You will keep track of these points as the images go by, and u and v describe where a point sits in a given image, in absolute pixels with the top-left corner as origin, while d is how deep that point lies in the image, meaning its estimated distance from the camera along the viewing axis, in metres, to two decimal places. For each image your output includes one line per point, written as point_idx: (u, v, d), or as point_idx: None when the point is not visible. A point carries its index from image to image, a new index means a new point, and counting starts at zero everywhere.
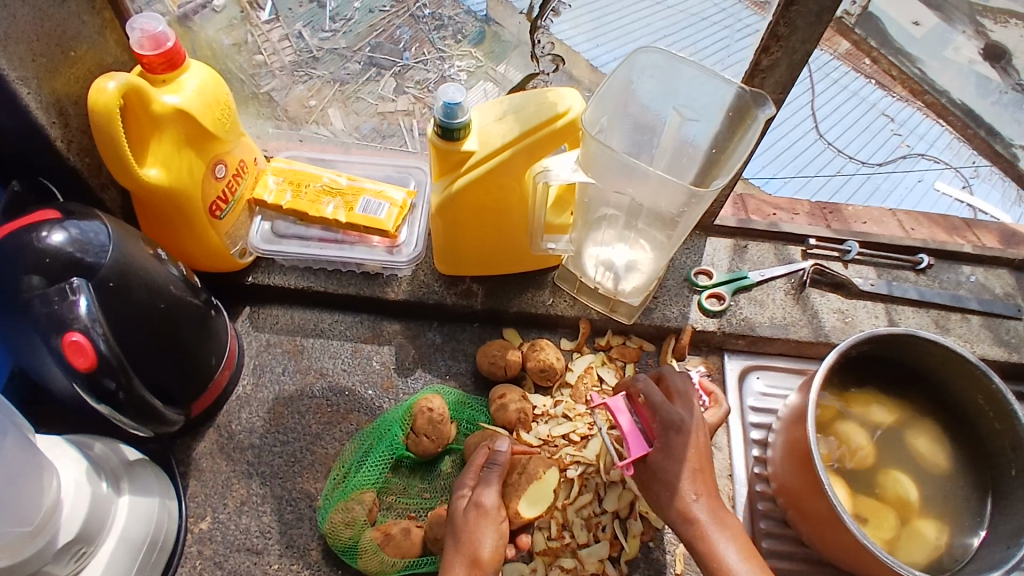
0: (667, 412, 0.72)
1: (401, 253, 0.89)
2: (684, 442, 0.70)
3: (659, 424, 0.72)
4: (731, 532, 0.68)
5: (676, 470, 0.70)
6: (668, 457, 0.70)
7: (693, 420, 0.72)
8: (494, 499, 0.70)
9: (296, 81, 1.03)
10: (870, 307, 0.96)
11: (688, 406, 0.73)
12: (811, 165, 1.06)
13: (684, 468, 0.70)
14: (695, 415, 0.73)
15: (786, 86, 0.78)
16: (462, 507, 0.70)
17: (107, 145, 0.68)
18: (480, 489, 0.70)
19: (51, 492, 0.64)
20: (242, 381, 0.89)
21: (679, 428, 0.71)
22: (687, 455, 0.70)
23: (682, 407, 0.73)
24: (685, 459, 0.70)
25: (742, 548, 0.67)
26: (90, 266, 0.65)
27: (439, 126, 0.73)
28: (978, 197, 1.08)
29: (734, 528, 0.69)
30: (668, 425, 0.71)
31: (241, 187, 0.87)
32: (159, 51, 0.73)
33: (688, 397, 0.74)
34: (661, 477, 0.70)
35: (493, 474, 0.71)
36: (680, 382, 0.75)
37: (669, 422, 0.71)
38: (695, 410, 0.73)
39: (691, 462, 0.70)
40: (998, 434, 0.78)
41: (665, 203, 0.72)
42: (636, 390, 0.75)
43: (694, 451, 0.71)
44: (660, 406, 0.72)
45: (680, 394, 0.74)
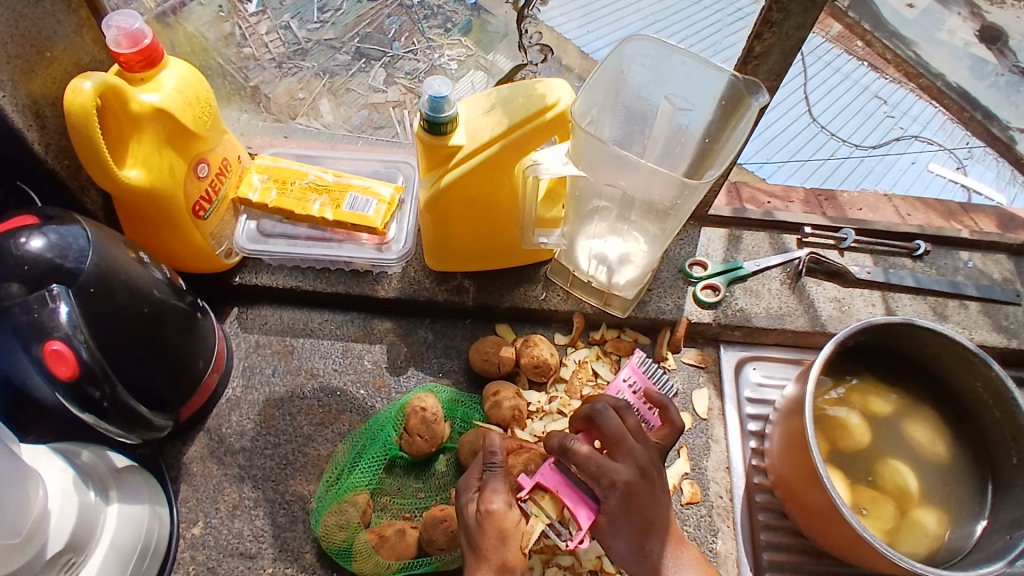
0: (603, 474, 0.67)
1: (390, 250, 0.88)
2: (629, 503, 0.67)
3: (599, 487, 0.67)
4: (691, 564, 0.71)
5: (628, 532, 0.68)
6: (614, 520, 0.68)
7: (635, 476, 0.68)
8: (502, 501, 0.68)
9: (284, 74, 1.01)
10: (866, 295, 0.95)
11: (628, 456, 0.69)
12: (804, 149, 1.08)
13: (633, 529, 0.68)
14: (637, 463, 0.69)
15: (780, 74, 0.76)
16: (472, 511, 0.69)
17: (84, 146, 0.67)
18: (488, 494, 0.68)
19: (38, 502, 0.63)
20: (232, 383, 0.88)
21: (622, 488, 0.67)
22: (634, 515, 0.68)
23: (621, 462, 0.69)
24: (634, 519, 0.68)
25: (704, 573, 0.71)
26: (70, 272, 0.64)
27: (425, 120, 0.71)
28: (971, 177, 1.08)
29: (691, 558, 0.71)
30: (611, 488, 0.67)
31: (225, 185, 0.85)
32: (137, 49, 0.71)
33: (627, 445, 0.70)
34: (614, 539, 0.68)
35: (498, 476, 0.70)
36: (616, 430, 0.70)
37: (610, 486, 0.67)
38: (634, 456, 0.69)
39: (637, 523, 0.68)
40: (997, 422, 0.77)
41: (659, 194, 0.71)
42: (567, 458, 0.68)
43: (639, 507, 0.68)
44: (596, 472, 0.67)
45: (619, 447, 0.70)
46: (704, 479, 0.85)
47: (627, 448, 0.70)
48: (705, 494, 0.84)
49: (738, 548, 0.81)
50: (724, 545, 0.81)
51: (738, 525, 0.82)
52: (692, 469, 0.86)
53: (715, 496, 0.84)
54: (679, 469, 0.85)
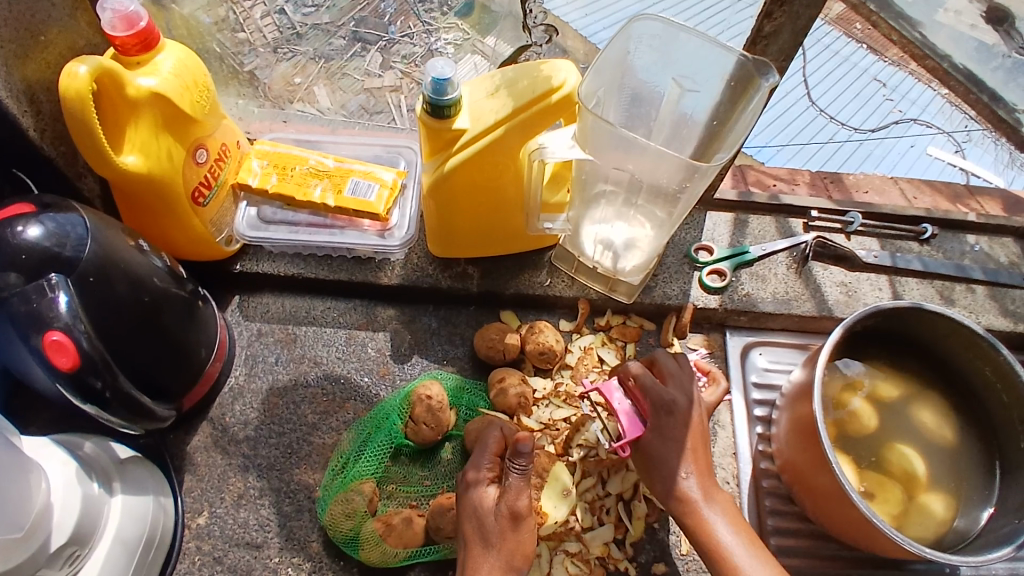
0: (656, 391, 0.74)
1: (392, 236, 0.87)
2: (675, 422, 0.73)
3: (651, 404, 0.73)
4: (721, 507, 0.71)
5: (664, 450, 0.72)
6: (660, 438, 0.73)
7: (684, 401, 0.74)
8: (523, 504, 0.68)
9: (280, 59, 1.01)
10: (873, 279, 0.94)
11: (678, 385, 0.75)
12: (802, 132, 1.09)
13: (674, 447, 0.72)
14: (686, 394, 0.75)
15: (790, 54, 0.74)
16: (489, 512, 0.68)
17: (80, 132, 0.65)
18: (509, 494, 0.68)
19: (40, 494, 0.62)
20: (235, 372, 0.87)
21: (672, 409, 0.73)
22: (679, 435, 0.72)
23: (673, 388, 0.75)
24: (673, 437, 0.72)
25: (734, 520, 0.70)
26: (68, 261, 0.62)
27: (428, 103, 0.70)
28: (970, 160, 1.09)
29: (723, 502, 0.72)
30: (660, 403, 0.73)
31: (223, 172, 0.84)
32: (133, 32, 0.69)
33: (681, 377, 0.76)
34: (657, 454, 0.72)
35: (520, 481, 0.69)
36: (671, 363, 0.77)
37: (660, 403, 0.73)
38: (685, 388, 0.75)
39: (681, 441, 0.72)
40: (1006, 407, 0.77)
41: (665, 177, 0.69)
42: (626, 374, 0.76)
43: (684, 428, 0.73)
44: (651, 389, 0.74)
45: (673, 377, 0.76)
46: (711, 465, 0.85)
47: (678, 379, 0.76)
48: (712, 479, 0.84)
49: None
50: None
51: (745, 511, 0.82)
52: None
53: (722, 482, 0.84)
54: None
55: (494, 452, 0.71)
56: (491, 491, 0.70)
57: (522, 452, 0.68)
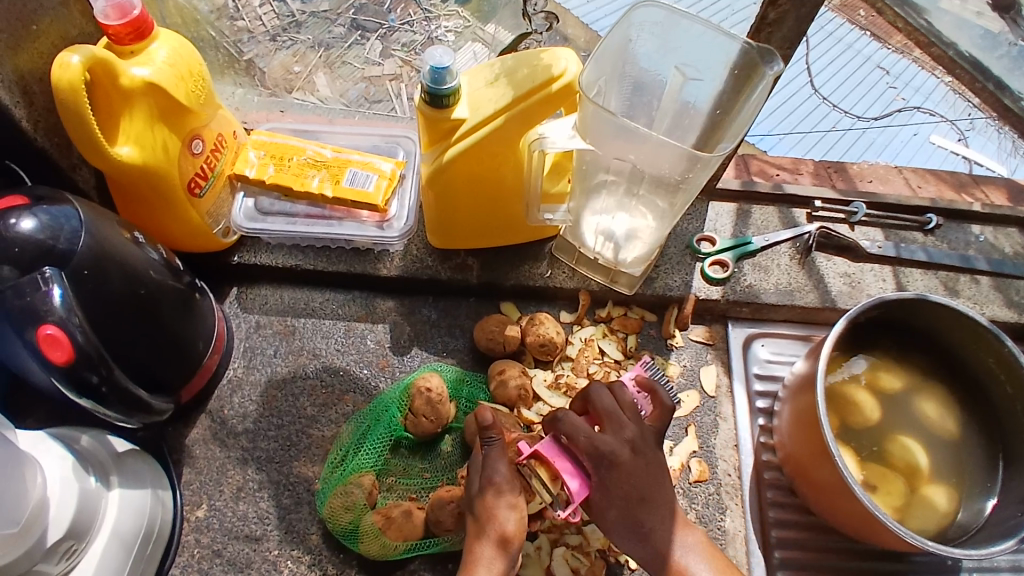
0: (591, 446, 0.67)
1: (391, 227, 0.86)
2: (619, 476, 0.67)
3: (590, 459, 0.67)
4: (704, 551, 0.69)
5: (622, 503, 0.68)
6: (607, 492, 0.67)
7: (623, 447, 0.68)
8: (505, 475, 0.68)
9: (279, 48, 0.99)
10: (877, 271, 0.93)
11: (616, 429, 0.70)
12: (807, 120, 1.08)
13: (627, 501, 0.68)
14: (626, 438, 0.69)
15: (794, 41, 0.73)
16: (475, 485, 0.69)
17: (73, 123, 0.64)
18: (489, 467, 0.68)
19: (36, 489, 0.62)
20: (234, 364, 0.86)
21: (613, 462, 0.67)
22: (623, 486, 0.68)
23: (611, 435, 0.69)
24: (626, 490, 0.68)
25: (713, 562, 0.69)
26: (63, 254, 0.62)
27: (427, 93, 0.69)
28: (973, 149, 1.08)
29: (697, 544, 0.70)
30: (598, 459, 0.67)
31: (220, 162, 0.83)
32: (125, 21, 0.69)
33: (617, 419, 0.70)
34: (612, 515, 0.68)
35: (497, 453, 0.69)
36: (606, 404, 0.71)
37: (600, 456, 0.67)
38: (623, 432, 0.70)
39: (627, 496, 0.68)
40: (1009, 398, 0.77)
41: (668, 168, 0.69)
42: (558, 431, 0.68)
43: (626, 481, 0.68)
44: (586, 443, 0.67)
45: (610, 422, 0.70)
46: (712, 457, 0.84)
47: (615, 423, 0.70)
48: (713, 471, 0.84)
49: (746, 525, 0.81)
50: (732, 522, 0.81)
51: (746, 503, 0.82)
52: (701, 447, 0.85)
53: (723, 474, 0.84)
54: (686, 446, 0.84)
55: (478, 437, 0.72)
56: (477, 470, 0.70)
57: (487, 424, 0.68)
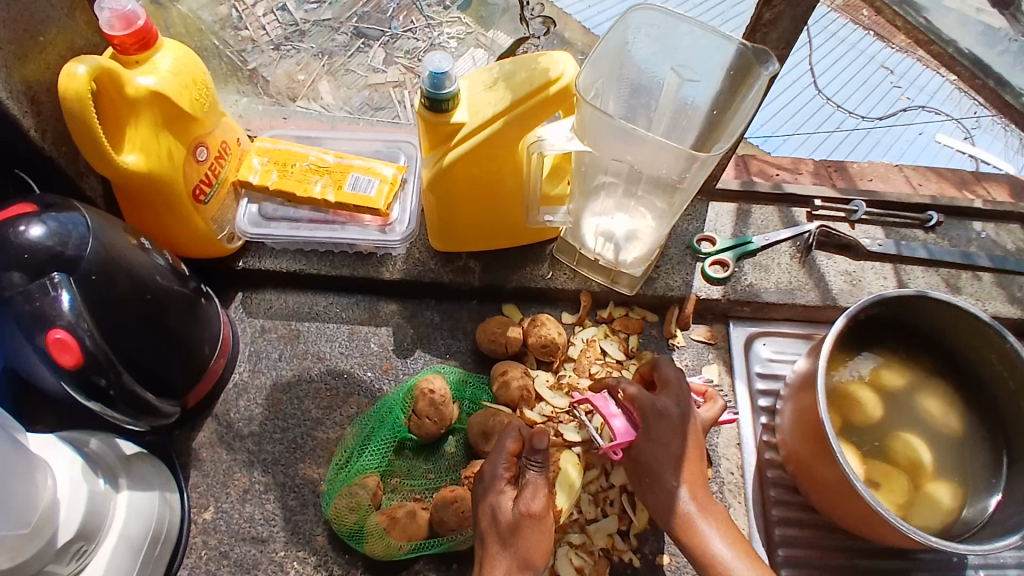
0: (646, 400, 0.72)
1: (394, 231, 0.87)
2: (665, 429, 0.71)
3: (640, 409, 0.72)
4: (717, 520, 0.70)
5: (659, 458, 0.71)
6: (651, 443, 0.71)
7: (676, 409, 0.71)
8: (543, 502, 0.66)
9: (283, 56, 1.00)
10: (878, 267, 0.94)
11: (671, 394, 0.72)
12: (810, 121, 1.08)
13: (666, 457, 0.71)
14: (679, 400, 0.72)
15: (790, 42, 0.74)
16: (507, 508, 0.67)
17: (80, 133, 0.65)
18: (527, 492, 0.66)
19: (46, 491, 0.63)
20: (239, 368, 0.87)
21: (660, 414, 0.71)
22: (670, 442, 0.71)
23: (666, 395, 0.72)
24: (666, 447, 0.71)
25: (727, 534, 0.69)
26: (71, 260, 0.63)
27: (426, 98, 0.70)
28: (979, 147, 1.09)
29: (717, 516, 0.70)
30: (650, 411, 0.71)
31: (224, 169, 0.84)
32: (130, 31, 0.70)
33: (675, 387, 0.73)
34: (648, 464, 0.71)
35: (539, 477, 0.67)
36: (671, 370, 0.74)
37: (652, 408, 0.71)
38: (679, 396, 0.72)
39: (670, 452, 0.71)
40: (1012, 394, 0.77)
41: (666, 168, 0.69)
42: (617, 386, 0.74)
43: (674, 441, 0.71)
44: (637, 395, 0.72)
45: (669, 384, 0.73)
46: (714, 455, 0.85)
47: (671, 386, 0.73)
48: (716, 470, 0.84)
49: (750, 523, 0.81)
50: (735, 521, 0.81)
51: (749, 501, 0.82)
52: (703, 446, 0.85)
53: (726, 472, 0.84)
54: None
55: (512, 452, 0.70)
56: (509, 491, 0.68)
57: (538, 449, 0.66)
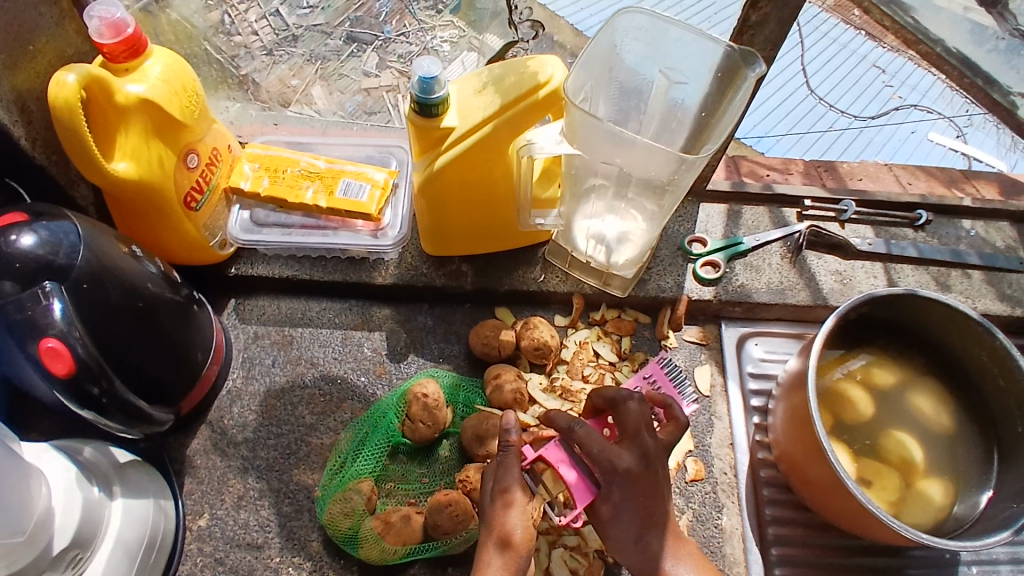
0: (607, 461, 0.66)
1: (386, 236, 0.87)
2: (628, 489, 0.66)
3: (601, 471, 0.66)
4: (689, 559, 0.69)
5: (625, 517, 0.67)
6: (613, 505, 0.67)
7: (638, 464, 0.67)
8: (516, 482, 0.67)
9: (275, 62, 1.01)
10: (868, 267, 0.94)
11: (634, 445, 0.68)
12: (803, 121, 1.09)
13: (634, 517, 0.67)
14: (642, 450, 0.68)
15: (776, 44, 0.74)
16: (484, 490, 0.68)
17: (71, 142, 0.66)
18: (502, 473, 0.67)
19: (41, 499, 0.63)
20: (232, 374, 0.87)
21: (622, 475, 0.66)
22: (634, 501, 0.67)
23: (626, 449, 0.68)
24: (630, 506, 0.67)
25: (701, 572, 0.70)
26: (62, 269, 0.63)
27: (416, 103, 0.70)
28: (972, 145, 1.10)
29: (689, 555, 0.70)
30: (610, 472, 0.66)
31: (216, 175, 0.84)
32: (120, 39, 0.70)
33: (637, 436, 0.69)
34: (612, 522, 0.68)
35: (512, 458, 0.68)
36: (631, 417, 0.70)
37: (612, 471, 0.66)
38: (640, 444, 0.69)
39: (636, 510, 0.67)
40: (1002, 391, 0.77)
41: (656, 170, 0.69)
42: (572, 439, 0.68)
43: (642, 497, 0.67)
44: (599, 456, 0.66)
45: (630, 435, 0.69)
46: (708, 456, 0.85)
47: (634, 434, 0.69)
48: (709, 470, 0.84)
49: (743, 523, 0.81)
50: (729, 520, 0.81)
51: (742, 501, 0.82)
52: (696, 447, 0.85)
53: (720, 472, 0.84)
54: (682, 446, 0.85)
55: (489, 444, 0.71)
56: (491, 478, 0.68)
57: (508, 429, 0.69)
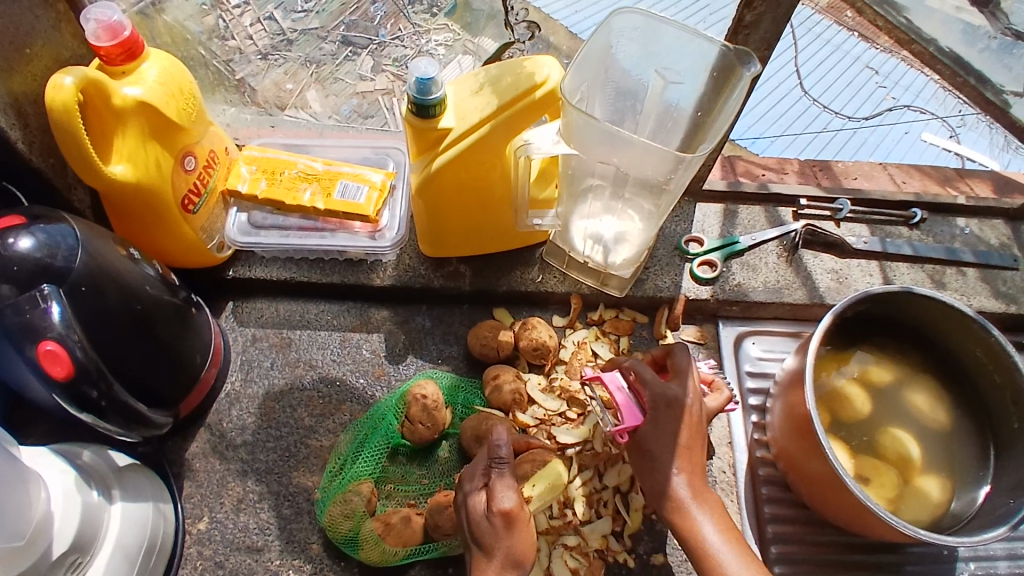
0: (658, 386, 0.71)
1: (384, 237, 0.87)
2: (674, 416, 0.70)
3: (651, 395, 0.71)
4: (710, 507, 0.69)
5: (661, 445, 0.70)
6: (657, 429, 0.71)
7: (686, 398, 0.71)
8: (514, 500, 0.66)
9: (270, 66, 1.01)
10: (864, 266, 0.95)
11: (684, 380, 0.73)
12: (798, 122, 1.10)
13: (671, 443, 0.70)
14: (690, 389, 0.72)
15: (771, 43, 0.75)
16: (481, 512, 0.67)
17: (68, 145, 0.65)
18: (497, 491, 0.67)
19: (39, 504, 0.63)
20: (230, 377, 0.87)
21: (673, 402, 0.71)
22: (674, 429, 0.70)
23: (677, 382, 0.73)
24: (671, 434, 0.70)
25: (719, 518, 0.69)
26: (60, 272, 0.63)
27: (413, 104, 0.71)
28: (965, 145, 1.11)
29: (712, 500, 0.70)
30: (660, 397, 0.71)
31: (213, 178, 0.84)
32: (116, 41, 0.70)
33: (687, 374, 0.73)
34: (651, 450, 0.70)
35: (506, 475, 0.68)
36: (684, 356, 0.74)
37: (662, 396, 0.71)
38: (690, 386, 0.73)
39: (677, 438, 0.70)
40: (998, 387, 0.78)
41: (652, 169, 0.70)
42: (629, 368, 0.74)
43: (684, 426, 0.70)
44: (651, 382, 0.72)
45: (681, 371, 0.73)
46: (707, 454, 0.85)
47: (685, 375, 0.73)
48: (709, 469, 0.84)
49: (743, 521, 0.81)
50: (729, 519, 0.82)
51: (742, 499, 0.83)
52: None
53: (719, 471, 0.84)
54: None
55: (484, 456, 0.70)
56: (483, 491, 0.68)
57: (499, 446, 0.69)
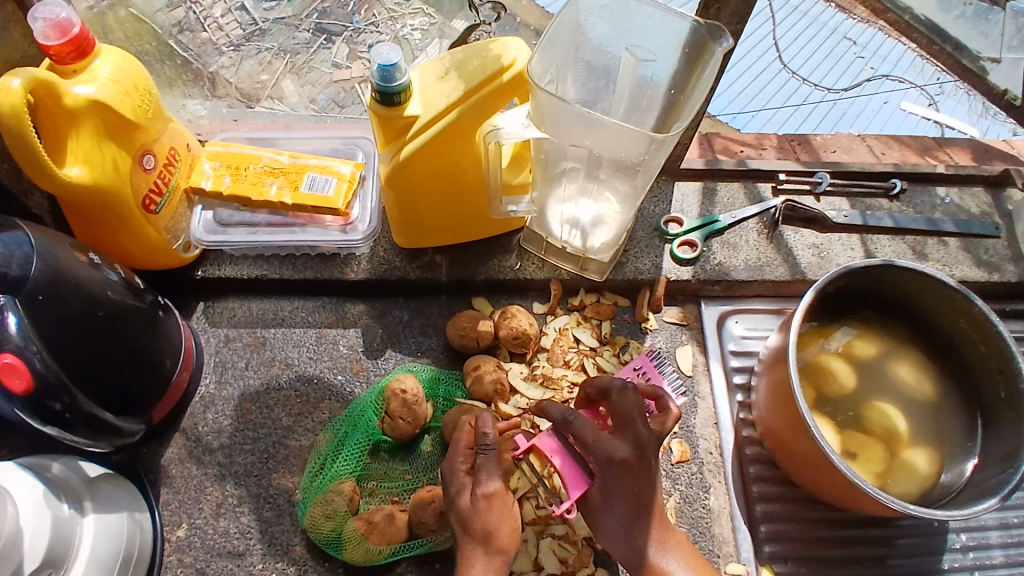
0: (600, 450, 0.66)
1: (356, 230, 0.85)
2: (621, 479, 0.66)
3: (595, 460, 0.66)
4: (677, 548, 0.68)
5: (617, 508, 0.66)
6: (605, 494, 0.66)
7: (633, 454, 0.66)
8: (498, 483, 0.67)
9: (243, 57, 0.99)
10: (845, 239, 0.94)
11: (629, 434, 0.67)
12: (777, 96, 1.07)
13: (624, 508, 0.66)
14: (637, 440, 0.67)
15: (743, 17, 0.73)
16: (465, 493, 0.66)
17: (20, 150, 0.63)
18: (482, 476, 0.66)
19: (8, 520, 0.61)
20: (205, 380, 0.85)
21: (619, 465, 0.65)
22: (626, 493, 0.66)
23: (618, 438, 0.67)
24: (622, 496, 0.66)
25: (689, 560, 0.68)
26: (16, 280, 0.61)
27: (377, 92, 0.68)
28: (944, 113, 1.09)
29: (677, 545, 0.69)
30: (604, 461, 0.66)
31: (175, 176, 0.81)
32: (66, 40, 0.67)
33: (631, 424, 0.68)
34: (605, 513, 0.67)
35: (491, 460, 0.67)
36: (625, 404, 0.69)
37: (606, 460, 0.66)
38: (635, 434, 0.68)
39: (629, 502, 0.66)
40: (983, 357, 0.77)
41: (626, 151, 0.68)
42: (567, 430, 0.68)
43: (633, 488, 0.66)
44: (593, 446, 0.66)
45: (625, 423, 0.68)
46: (693, 437, 0.84)
47: (628, 424, 0.68)
48: (695, 451, 0.83)
49: (731, 501, 0.81)
50: (716, 500, 0.81)
51: (729, 480, 0.82)
52: (681, 428, 0.85)
53: (705, 452, 0.83)
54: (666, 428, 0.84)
55: (466, 446, 0.68)
56: (468, 482, 0.67)
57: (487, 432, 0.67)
